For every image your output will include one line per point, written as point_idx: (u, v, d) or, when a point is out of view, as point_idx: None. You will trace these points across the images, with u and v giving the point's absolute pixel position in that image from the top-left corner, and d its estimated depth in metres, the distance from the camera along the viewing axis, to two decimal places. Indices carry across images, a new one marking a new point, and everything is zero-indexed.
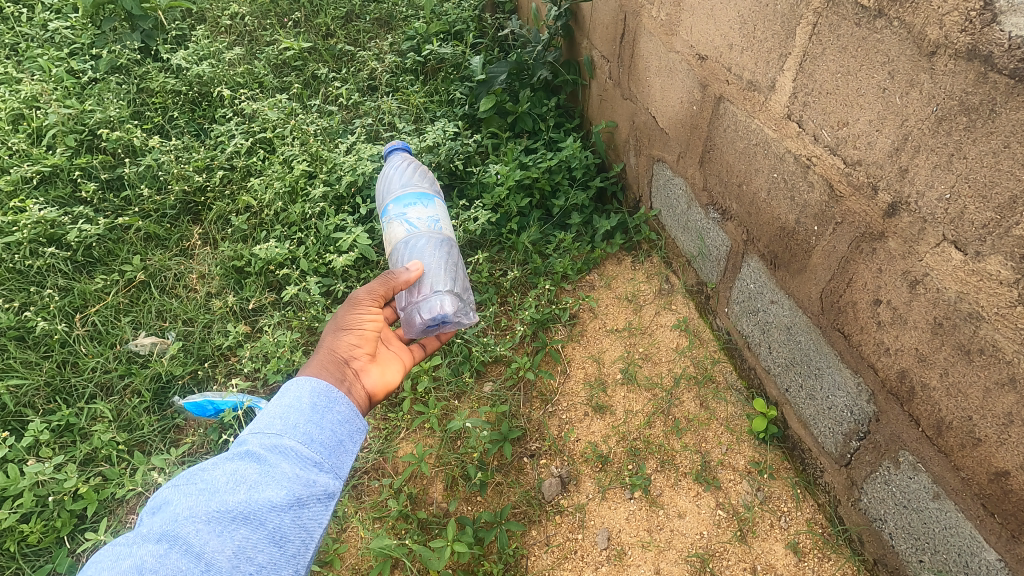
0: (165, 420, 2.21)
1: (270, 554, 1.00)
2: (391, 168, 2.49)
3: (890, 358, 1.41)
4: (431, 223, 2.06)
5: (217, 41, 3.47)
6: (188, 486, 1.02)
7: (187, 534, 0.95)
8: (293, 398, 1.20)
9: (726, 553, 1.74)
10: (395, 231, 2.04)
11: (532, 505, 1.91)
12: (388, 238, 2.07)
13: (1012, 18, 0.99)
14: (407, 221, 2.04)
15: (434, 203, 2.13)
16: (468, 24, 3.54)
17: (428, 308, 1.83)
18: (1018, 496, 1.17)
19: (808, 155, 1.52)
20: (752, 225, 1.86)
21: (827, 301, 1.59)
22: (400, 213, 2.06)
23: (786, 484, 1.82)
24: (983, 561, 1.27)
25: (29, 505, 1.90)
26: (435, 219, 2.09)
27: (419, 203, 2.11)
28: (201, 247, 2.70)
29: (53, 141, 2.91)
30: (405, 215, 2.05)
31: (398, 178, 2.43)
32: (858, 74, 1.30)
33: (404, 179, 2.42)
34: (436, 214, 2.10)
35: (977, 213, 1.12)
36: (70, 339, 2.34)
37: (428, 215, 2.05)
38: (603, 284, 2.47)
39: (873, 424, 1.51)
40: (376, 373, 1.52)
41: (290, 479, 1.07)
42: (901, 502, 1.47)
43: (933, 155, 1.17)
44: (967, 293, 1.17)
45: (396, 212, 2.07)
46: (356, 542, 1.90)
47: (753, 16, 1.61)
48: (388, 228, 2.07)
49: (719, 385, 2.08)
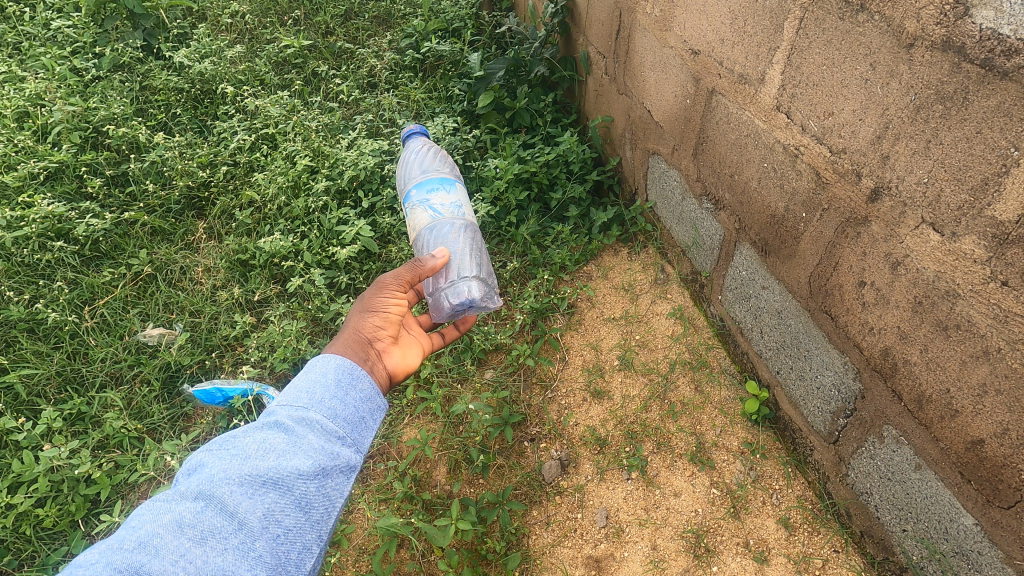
0: (175, 408, 2.27)
1: (296, 518, 1.07)
2: (410, 153, 2.57)
3: (874, 337, 1.48)
4: (454, 208, 2.17)
5: (218, 40, 3.52)
6: (222, 451, 1.09)
7: (222, 494, 1.02)
8: (319, 372, 1.25)
9: (720, 529, 1.80)
10: (420, 217, 2.17)
11: (534, 486, 1.97)
12: (414, 224, 2.19)
13: (983, 11, 1.05)
14: (431, 208, 2.16)
15: (456, 189, 2.24)
16: (466, 21, 3.60)
17: (455, 294, 1.95)
18: (992, 462, 1.24)
19: (796, 144, 1.58)
20: (742, 213, 1.93)
21: (815, 284, 1.65)
22: (423, 200, 2.18)
23: (778, 463, 1.90)
24: (961, 526, 1.34)
25: (45, 490, 1.96)
26: (457, 205, 2.20)
27: (442, 189, 2.23)
28: (206, 241, 2.76)
29: (58, 138, 2.96)
30: (428, 202, 2.18)
31: (419, 162, 2.51)
32: (843, 65, 1.36)
33: (423, 165, 2.49)
34: (458, 200, 2.21)
35: (953, 196, 1.19)
36: (80, 331, 2.39)
37: (451, 201, 2.17)
38: (600, 275, 2.53)
39: (859, 401, 1.58)
40: (397, 354, 1.57)
41: (316, 450, 1.13)
42: (885, 475, 1.54)
43: (912, 142, 1.24)
44: (944, 272, 1.24)
45: (419, 198, 2.20)
46: (362, 523, 1.96)
47: (742, 12, 1.67)
48: (412, 214, 2.20)
49: (713, 369, 2.15)
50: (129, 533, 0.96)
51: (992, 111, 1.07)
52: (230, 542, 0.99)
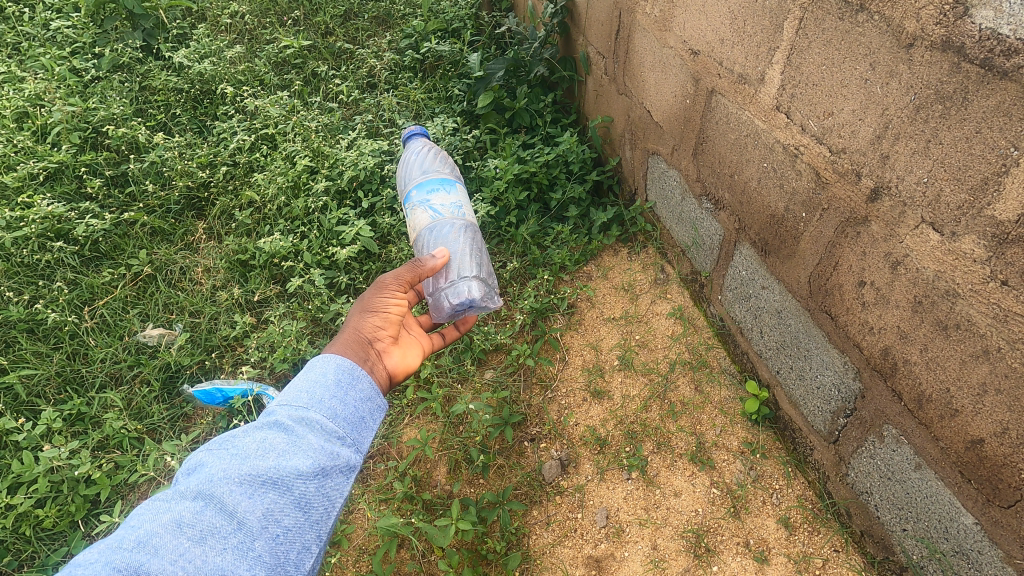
0: (174, 408, 2.27)
1: (296, 518, 1.07)
2: (411, 154, 2.57)
3: (874, 337, 1.49)
4: (454, 208, 2.17)
5: (218, 40, 3.51)
6: (221, 451, 1.09)
7: (222, 494, 1.02)
8: (319, 372, 1.25)
9: (720, 528, 1.80)
10: (420, 218, 2.17)
11: (534, 486, 1.97)
12: (414, 224, 2.19)
13: (982, 11, 1.06)
14: (431, 208, 2.17)
15: (456, 189, 2.24)
16: (465, 22, 3.60)
17: (455, 294, 1.95)
18: (992, 461, 1.24)
19: (796, 144, 1.58)
20: (742, 213, 1.93)
21: (815, 284, 1.66)
22: (423, 200, 2.19)
23: (778, 463, 1.90)
24: (961, 525, 1.34)
25: (45, 491, 1.96)
26: (458, 205, 2.20)
27: (442, 190, 2.23)
28: (206, 241, 2.76)
29: (58, 138, 2.96)
30: (428, 202, 2.19)
31: (419, 163, 2.51)
32: (842, 66, 1.37)
33: (424, 166, 2.49)
34: (459, 200, 2.21)
35: (953, 196, 1.19)
36: (79, 331, 2.39)
37: (451, 201, 2.17)
38: (600, 275, 2.54)
39: (859, 401, 1.58)
40: (397, 355, 1.57)
41: (315, 450, 1.13)
42: (886, 474, 1.54)
43: (912, 142, 1.24)
44: (944, 271, 1.25)
45: (420, 198, 2.21)
46: (362, 523, 1.96)
47: (742, 12, 1.68)
48: (412, 214, 2.20)
49: (713, 369, 2.15)
50: (129, 533, 0.96)
51: (992, 111, 1.08)
52: (229, 542, 0.99)
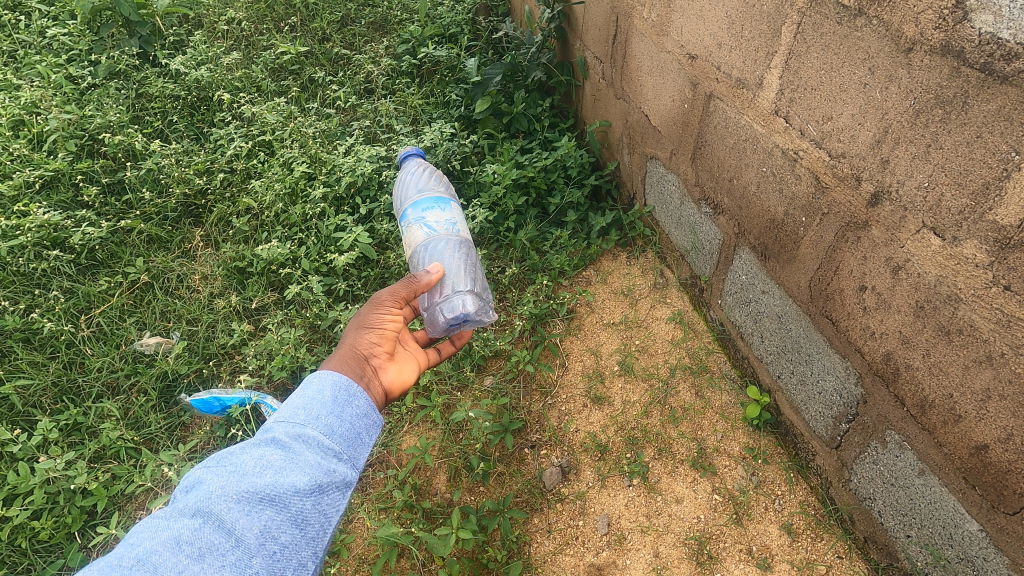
0: (171, 418, 2.25)
1: (292, 535, 1.05)
2: (407, 173, 2.55)
3: (876, 341, 1.48)
4: (449, 225, 2.16)
5: (215, 47, 3.51)
6: (219, 468, 1.08)
7: (219, 511, 1.01)
8: (316, 389, 1.23)
9: (722, 535, 1.79)
10: (415, 234, 2.15)
11: (534, 493, 1.96)
12: (409, 241, 2.18)
13: (981, 15, 1.05)
14: (426, 224, 2.15)
15: (451, 207, 2.23)
16: (462, 27, 3.59)
17: (451, 308, 1.93)
18: (997, 467, 1.23)
19: (795, 148, 1.58)
20: (741, 217, 1.93)
21: (816, 289, 1.65)
22: (419, 217, 2.18)
23: (780, 468, 1.89)
24: (966, 532, 1.33)
25: (40, 502, 1.94)
26: (452, 222, 2.19)
27: (437, 207, 2.22)
28: (203, 248, 2.74)
29: (53, 146, 2.94)
30: (423, 219, 2.18)
31: (414, 181, 2.49)
32: (841, 70, 1.36)
33: (420, 183, 2.47)
34: (454, 216, 2.20)
35: (954, 200, 1.18)
36: (76, 340, 2.37)
37: (446, 218, 2.16)
38: (599, 280, 2.53)
39: (861, 406, 1.58)
40: (393, 371, 1.55)
41: (313, 466, 1.12)
42: (889, 480, 1.53)
43: (912, 146, 1.23)
44: (946, 276, 1.24)
45: (416, 216, 2.20)
46: (362, 532, 1.94)
47: (741, 16, 1.67)
48: (408, 232, 2.19)
49: (714, 374, 2.14)
50: (128, 551, 0.95)
51: (993, 115, 1.07)
52: (227, 559, 0.98)
